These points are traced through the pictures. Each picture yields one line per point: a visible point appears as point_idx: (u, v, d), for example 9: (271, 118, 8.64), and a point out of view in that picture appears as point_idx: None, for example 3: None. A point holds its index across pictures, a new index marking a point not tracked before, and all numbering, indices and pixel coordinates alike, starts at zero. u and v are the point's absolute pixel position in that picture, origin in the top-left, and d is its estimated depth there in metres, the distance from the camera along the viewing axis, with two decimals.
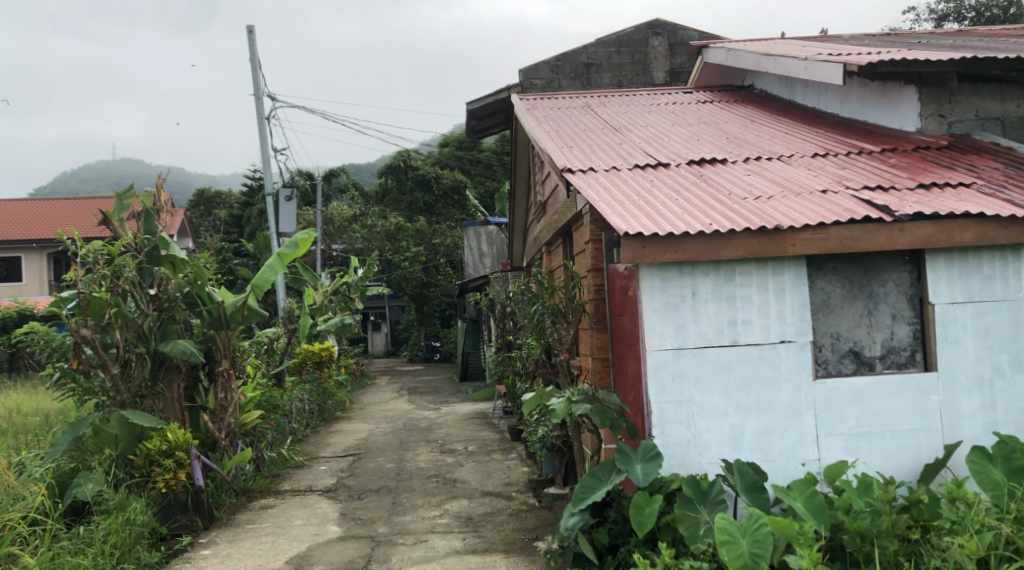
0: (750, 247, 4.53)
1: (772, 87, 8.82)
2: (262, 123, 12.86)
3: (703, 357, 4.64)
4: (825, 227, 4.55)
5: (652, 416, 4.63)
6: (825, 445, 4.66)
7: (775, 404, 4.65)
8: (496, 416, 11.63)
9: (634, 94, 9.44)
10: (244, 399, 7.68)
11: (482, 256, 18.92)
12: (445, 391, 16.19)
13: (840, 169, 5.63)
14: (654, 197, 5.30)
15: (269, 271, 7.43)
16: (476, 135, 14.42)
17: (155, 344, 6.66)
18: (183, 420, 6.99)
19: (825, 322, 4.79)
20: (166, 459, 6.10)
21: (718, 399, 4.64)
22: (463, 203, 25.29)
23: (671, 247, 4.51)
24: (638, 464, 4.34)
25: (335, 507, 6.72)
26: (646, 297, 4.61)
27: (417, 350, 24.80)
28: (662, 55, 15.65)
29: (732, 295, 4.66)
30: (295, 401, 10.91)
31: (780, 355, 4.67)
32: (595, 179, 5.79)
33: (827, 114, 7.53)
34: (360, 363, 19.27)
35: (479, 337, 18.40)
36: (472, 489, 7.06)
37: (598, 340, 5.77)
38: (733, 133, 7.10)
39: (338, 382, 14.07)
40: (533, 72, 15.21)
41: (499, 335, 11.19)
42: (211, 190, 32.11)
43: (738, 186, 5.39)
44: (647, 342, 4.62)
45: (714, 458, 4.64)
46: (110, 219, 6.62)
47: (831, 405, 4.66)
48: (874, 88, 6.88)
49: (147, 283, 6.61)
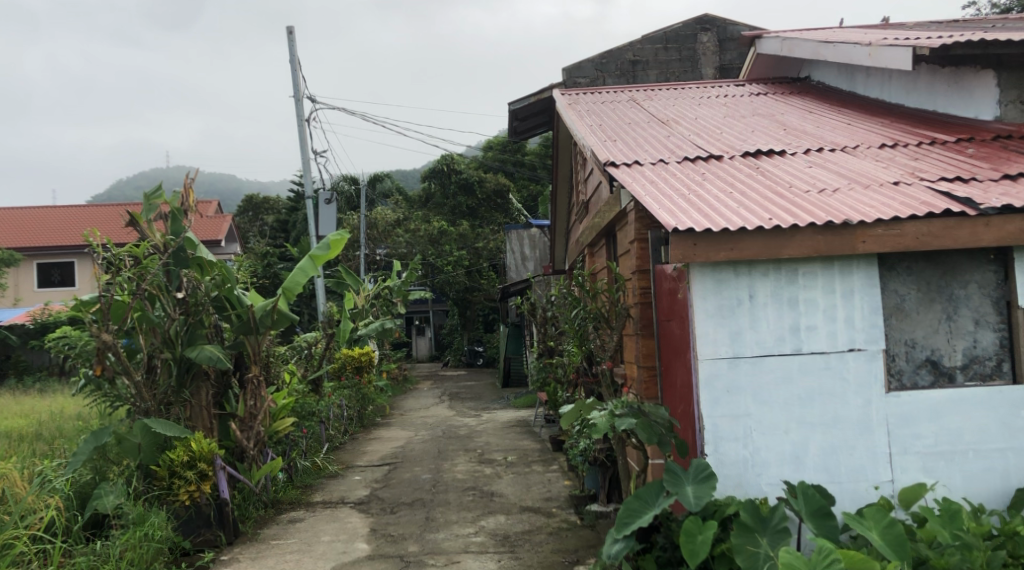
0: (814, 245, 4.07)
1: (831, 79, 8.25)
2: (302, 125, 12.73)
3: (761, 368, 4.19)
4: (900, 221, 4.05)
5: (704, 432, 4.19)
6: (900, 466, 4.16)
7: (842, 420, 4.17)
8: (538, 423, 11.24)
9: (684, 88, 8.98)
10: (277, 406, 7.44)
11: (525, 259, 18.56)
12: (487, 397, 15.87)
13: (912, 160, 5.10)
14: (706, 190, 4.87)
15: (301, 273, 7.17)
16: (520, 136, 14.03)
17: (182, 350, 6.50)
18: (210, 429, 6.78)
19: (899, 328, 4.28)
20: (188, 471, 5.89)
21: (778, 414, 4.18)
22: (506, 208, 24.99)
23: (725, 245, 4.08)
24: (689, 486, 3.92)
25: (365, 522, 6.40)
26: (697, 300, 4.19)
27: (461, 355, 24.53)
28: (711, 51, 15.09)
29: (793, 298, 4.20)
30: (333, 407, 10.68)
31: (848, 365, 4.19)
32: (641, 173, 5.37)
33: (892, 104, 6.97)
34: (402, 369, 19.06)
35: (521, 343, 18.04)
36: (510, 504, 6.68)
37: (645, 348, 5.39)
38: (790, 124, 6.61)
39: (378, 387, 13.84)
40: (577, 70, 14.83)
41: (541, 340, 10.80)
42: (260, 196, 32.47)
43: (799, 178, 4.93)
44: (699, 350, 4.19)
45: (774, 480, 4.18)
46: (137, 220, 6.39)
47: (906, 421, 4.16)
48: (946, 75, 6.29)
49: (174, 286, 6.39)
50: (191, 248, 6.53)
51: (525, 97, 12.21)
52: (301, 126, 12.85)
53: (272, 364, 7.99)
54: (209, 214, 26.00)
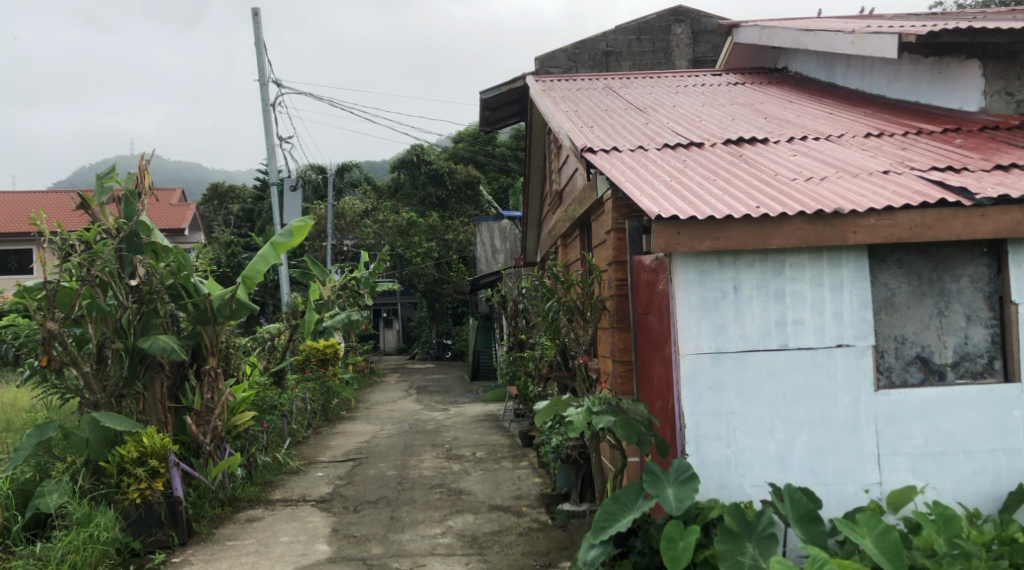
0: (804, 235, 3.87)
1: (810, 70, 8.08)
2: (267, 109, 12.29)
3: (746, 364, 3.99)
4: (893, 211, 3.87)
5: (685, 430, 3.97)
6: (889, 467, 3.99)
7: (829, 418, 3.99)
8: (507, 418, 11.00)
9: (660, 76, 8.77)
10: (235, 400, 7.10)
11: (495, 252, 18.28)
12: (455, 391, 15.58)
13: (900, 150, 4.93)
14: (688, 177, 4.66)
15: (261, 261, 6.83)
16: (491, 126, 13.67)
17: (135, 340, 6.12)
18: (164, 423, 6.46)
19: (887, 323, 4.10)
20: (139, 468, 5.55)
21: (763, 412, 3.98)
22: (476, 199, 24.66)
23: (711, 234, 3.86)
24: (670, 488, 3.71)
25: (326, 521, 6.10)
26: (679, 292, 3.97)
27: (429, 347, 24.22)
28: (685, 43, 14.92)
29: (780, 291, 4.00)
30: (296, 401, 10.32)
31: (836, 361, 4.00)
32: (620, 159, 5.14)
33: (873, 95, 6.82)
34: (369, 361, 18.68)
35: (490, 336, 17.79)
36: (479, 503, 6.42)
37: (620, 342, 5.20)
38: (771, 113, 6.42)
39: (344, 380, 13.49)
40: (550, 60, 14.58)
41: (511, 333, 10.55)
42: (225, 184, 31.76)
43: (784, 166, 4.74)
44: (681, 345, 3.97)
45: (758, 481, 3.98)
46: (88, 203, 6.01)
47: (896, 420, 3.99)
48: (930, 65, 6.14)
49: (128, 273, 6.06)
50: (145, 232, 6.20)
51: (497, 86, 11.82)
52: (266, 110, 12.41)
53: (231, 355, 7.63)
54: (171, 202, 25.30)
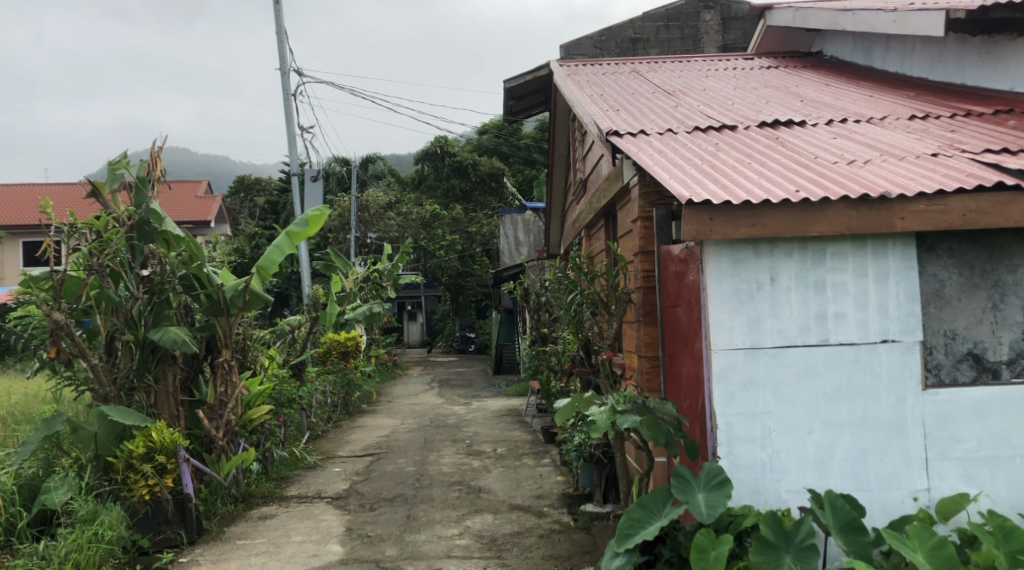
0: (847, 221, 3.57)
1: (847, 53, 7.69)
2: (288, 99, 12.13)
3: (783, 361, 3.71)
4: (945, 195, 3.56)
5: (717, 431, 3.71)
6: (938, 473, 3.69)
7: (872, 420, 3.69)
8: (529, 413, 10.77)
9: (689, 60, 8.44)
10: (251, 394, 6.94)
11: (519, 244, 18.02)
12: (477, 384, 15.40)
13: (948, 132, 4.59)
14: (721, 160, 4.37)
15: (276, 251, 6.66)
16: (514, 116, 13.34)
17: (146, 332, 5.97)
18: (177, 417, 6.28)
19: (936, 318, 3.77)
20: (146, 464, 5.42)
21: (802, 412, 3.70)
22: (500, 191, 24.40)
23: (746, 220, 3.58)
24: (700, 494, 3.46)
25: (340, 520, 5.91)
26: (711, 284, 3.70)
27: (452, 341, 24.10)
28: (714, 30, 14.54)
29: (820, 283, 3.71)
30: (316, 394, 10.16)
31: (881, 359, 3.70)
32: (647, 143, 4.86)
33: (915, 78, 6.46)
34: (392, 354, 18.58)
35: (514, 329, 17.60)
36: (498, 502, 6.20)
37: (646, 336, 4.94)
38: (806, 96, 6.09)
39: (366, 372, 13.33)
40: (575, 48, 14.27)
41: (534, 326, 10.30)
42: (251, 177, 31.88)
43: (824, 149, 4.43)
44: (712, 340, 3.70)
45: (795, 487, 3.70)
46: (99, 190, 5.92)
47: (945, 422, 3.69)
48: (977, 43, 5.74)
49: (137, 264, 5.87)
50: (157, 221, 5.92)
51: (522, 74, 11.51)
52: (287, 100, 12.25)
53: (248, 347, 7.47)
54: (195, 193, 25.26)
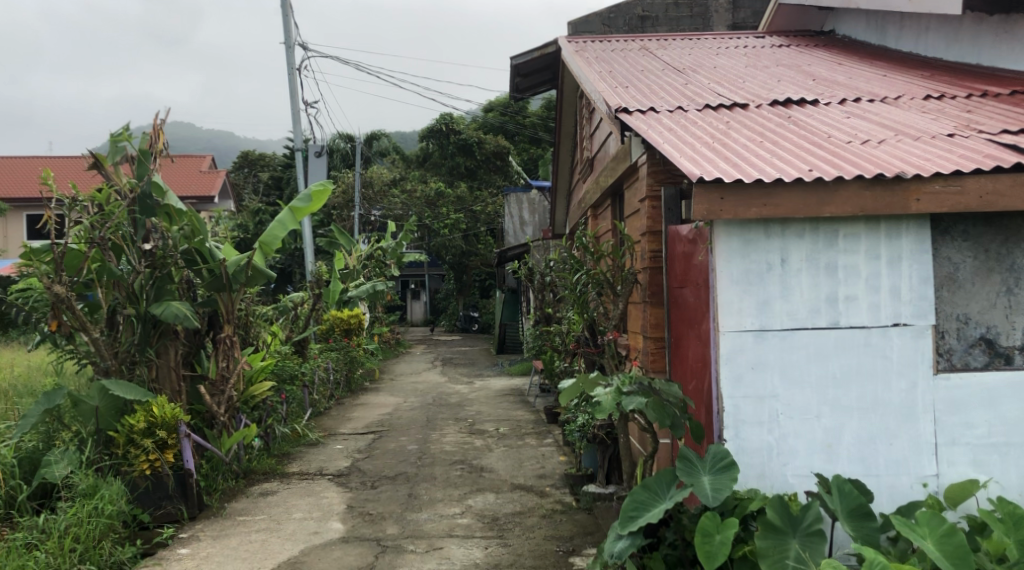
0: (861, 202, 3.49)
1: (861, 31, 7.54)
2: (293, 73, 12.01)
3: (792, 343, 3.64)
4: (962, 176, 3.47)
5: (723, 414, 3.65)
6: (947, 459, 3.63)
7: (881, 404, 3.64)
8: (532, 393, 10.75)
9: (699, 38, 8.30)
10: (253, 370, 6.90)
11: (523, 224, 17.93)
12: (480, 363, 15.38)
13: (965, 112, 4.48)
14: (732, 138, 4.28)
15: (279, 227, 6.60)
16: (521, 94, 13.24)
17: (147, 306, 5.91)
18: (179, 392, 6.25)
19: (950, 302, 3.69)
20: (146, 439, 5.40)
21: (810, 396, 3.65)
22: (506, 170, 24.25)
23: (758, 200, 3.49)
24: (705, 477, 3.41)
25: (342, 497, 5.90)
26: (721, 264, 3.63)
27: (455, 319, 24.08)
28: (724, 8, 14.32)
29: (832, 264, 3.64)
30: (319, 371, 10.14)
31: (892, 343, 3.64)
32: (656, 121, 4.77)
33: (930, 58, 6.33)
34: (395, 332, 18.56)
35: (517, 309, 17.55)
36: (500, 481, 6.17)
37: (652, 317, 4.91)
38: (819, 75, 5.97)
39: (369, 350, 13.32)
40: (583, 25, 14.08)
41: (538, 306, 10.24)
42: (256, 152, 31.75)
43: (837, 128, 4.34)
44: (720, 321, 3.64)
45: (801, 471, 3.65)
46: (101, 162, 5.80)
47: (956, 408, 3.63)
48: (994, 23, 5.60)
49: (139, 237, 5.86)
50: (159, 195, 5.93)
51: (529, 51, 11.36)
52: (291, 75, 12.12)
53: (250, 323, 7.43)
54: (199, 168, 25.15)
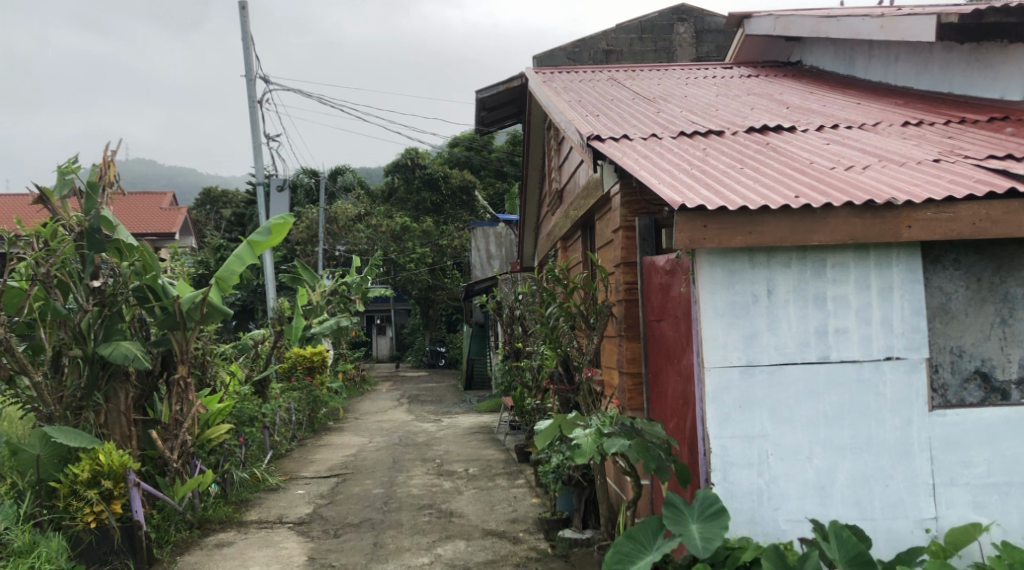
0: (850, 230, 3.33)
1: (829, 62, 7.52)
2: (254, 106, 11.74)
3: (781, 380, 3.45)
4: (954, 203, 3.33)
5: (711, 456, 3.42)
6: (947, 500, 3.44)
7: (876, 442, 3.45)
8: (502, 431, 10.45)
9: (667, 68, 8.23)
10: (208, 412, 6.51)
11: (490, 257, 17.74)
12: (448, 400, 15.02)
13: (946, 139, 4.39)
14: (711, 165, 4.12)
15: (237, 261, 6.28)
16: (487, 128, 13.09)
17: (95, 347, 5.49)
18: (129, 437, 5.84)
19: (943, 334, 3.54)
20: (90, 491, 4.99)
21: (802, 435, 3.44)
22: (472, 204, 24.12)
23: (743, 228, 3.31)
24: (695, 525, 3.17)
25: (302, 548, 5.53)
26: (705, 296, 3.43)
27: (422, 355, 23.67)
28: (688, 42, 14.42)
29: (820, 295, 3.46)
30: (281, 411, 9.73)
31: (884, 378, 3.46)
32: (631, 148, 4.61)
33: (900, 87, 6.28)
34: (360, 369, 18.12)
35: (485, 344, 17.28)
36: (471, 527, 5.86)
37: (628, 352, 4.68)
38: (792, 104, 5.88)
39: (332, 388, 12.93)
40: (548, 59, 14.08)
41: (507, 340, 9.97)
42: (218, 189, 31.24)
43: (818, 155, 4.21)
44: (706, 357, 3.43)
45: (794, 516, 3.43)
46: (48, 197, 5.49)
47: (953, 446, 3.45)
48: (965, 52, 5.56)
49: (87, 273, 5.47)
50: (108, 229, 5.59)
51: (495, 85, 11.23)
52: (252, 108, 11.88)
53: (207, 362, 7.06)
54: (159, 205, 24.58)
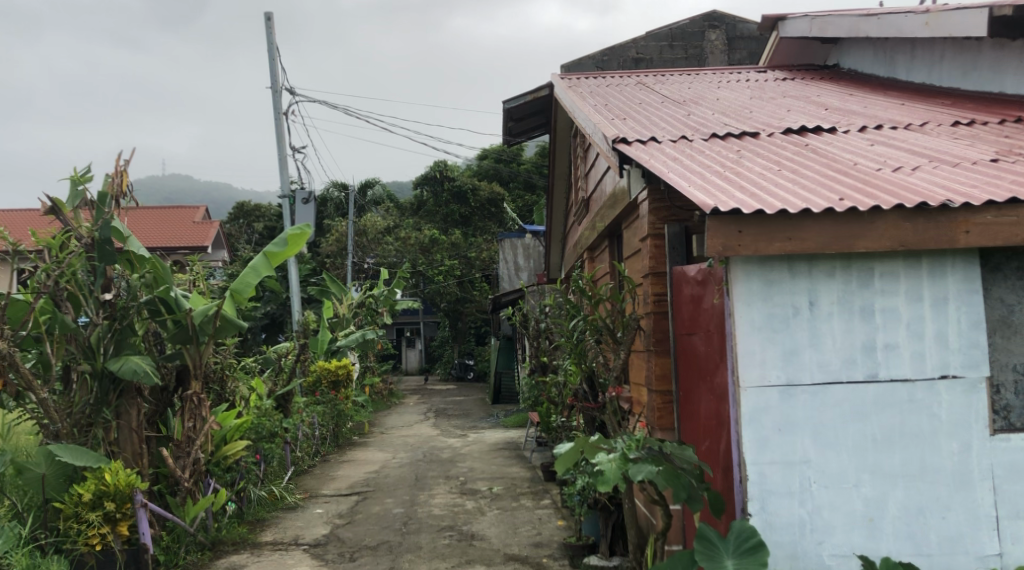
0: (901, 236, 3.02)
1: (869, 64, 7.17)
2: (280, 118, 11.65)
3: (825, 400, 3.14)
4: (1016, 205, 3.01)
5: (748, 484, 3.12)
6: (1012, 535, 3.10)
7: (931, 470, 3.12)
8: (529, 447, 10.14)
9: (699, 72, 7.95)
10: (223, 429, 6.31)
11: (518, 270, 17.50)
12: (475, 415, 14.74)
13: (1002, 138, 4.05)
14: (745, 167, 3.83)
15: (252, 273, 6.08)
16: (515, 139, 12.86)
17: (105, 361, 5.32)
18: (139, 456, 5.57)
19: (1006, 350, 3.20)
20: (93, 513, 4.81)
21: (848, 461, 3.13)
22: (500, 216, 23.92)
23: (780, 233, 3.02)
24: (729, 561, 2.88)
25: None
26: (740, 309, 3.14)
27: (450, 368, 23.42)
28: (719, 49, 14.12)
29: (867, 307, 3.15)
30: (303, 426, 9.54)
31: (939, 398, 3.13)
32: (659, 151, 4.33)
33: (945, 87, 5.92)
34: (387, 382, 17.93)
35: (513, 357, 17.00)
36: (492, 551, 5.57)
37: (657, 368, 4.40)
38: (831, 105, 5.56)
39: (358, 402, 12.74)
40: (577, 67, 13.85)
41: (534, 355, 9.68)
42: (251, 203, 31.40)
43: (862, 156, 3.90)
44: (742, 376, 3.13)
45: (841, 551, 3.11)
46: (60, 209, 5.31)
47: (1018, 475, 3.11)
48: (1017, 48, 5.20)
49: (97, 286, 5.28)
50: (120, 239, 5.50)
51: (522, 94, 11.01)
52: (279, 120, 11.81)
53: (227, 376, 6.87)
54: (191, 218, 24.74)
